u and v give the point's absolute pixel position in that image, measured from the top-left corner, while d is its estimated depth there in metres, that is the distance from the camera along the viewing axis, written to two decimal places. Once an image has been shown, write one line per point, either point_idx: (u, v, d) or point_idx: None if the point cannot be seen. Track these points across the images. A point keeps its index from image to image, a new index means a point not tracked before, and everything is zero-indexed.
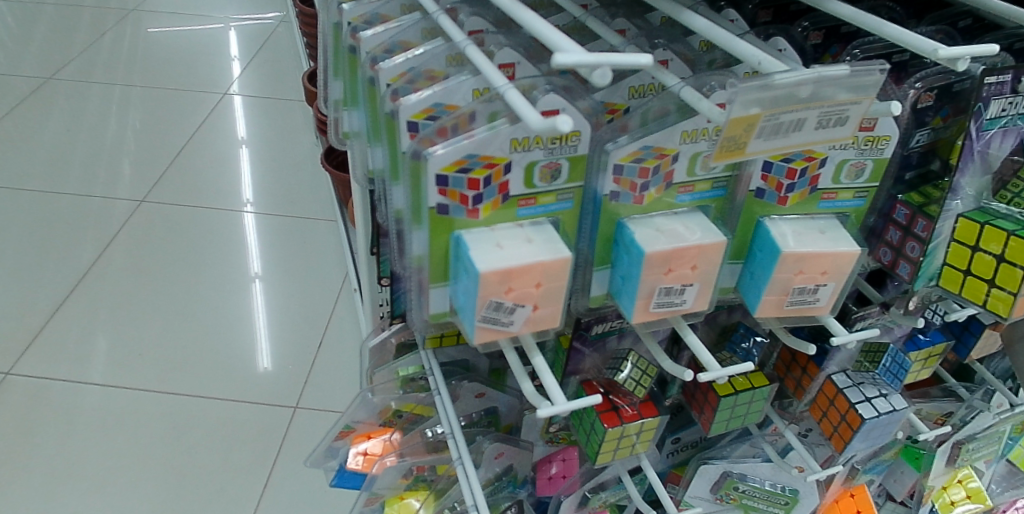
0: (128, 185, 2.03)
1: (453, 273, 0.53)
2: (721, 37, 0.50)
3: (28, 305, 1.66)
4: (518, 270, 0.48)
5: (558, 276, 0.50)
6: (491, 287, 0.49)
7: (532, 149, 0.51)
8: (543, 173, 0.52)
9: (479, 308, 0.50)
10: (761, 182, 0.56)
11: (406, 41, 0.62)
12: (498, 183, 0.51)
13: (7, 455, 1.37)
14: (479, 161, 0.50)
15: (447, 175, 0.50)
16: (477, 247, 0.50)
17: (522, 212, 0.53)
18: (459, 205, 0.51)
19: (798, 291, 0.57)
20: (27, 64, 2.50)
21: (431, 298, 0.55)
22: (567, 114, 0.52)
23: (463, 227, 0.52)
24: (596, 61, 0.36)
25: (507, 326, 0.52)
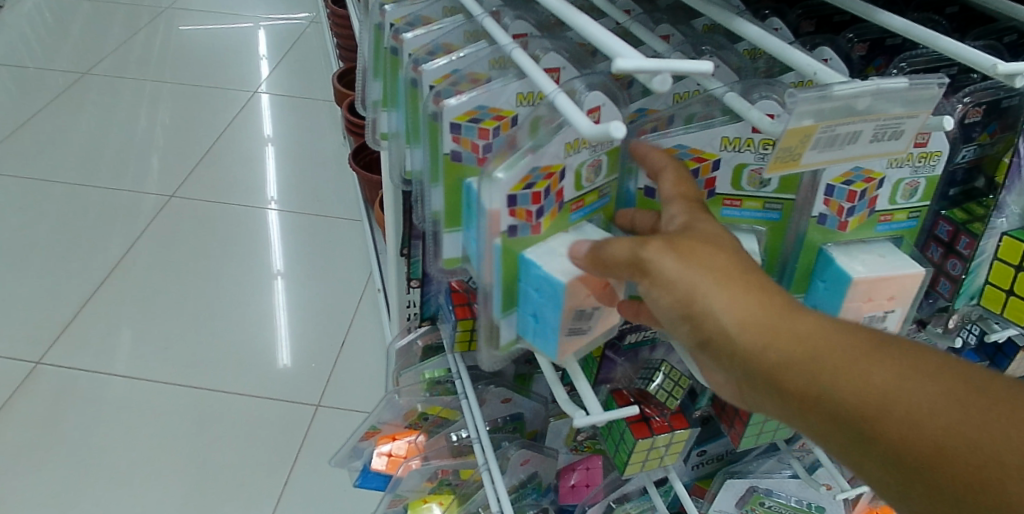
0: (158, 180, 2.06)
1: (522, 296, 0.52)
2: (775, 45, 0.50)
3: (57, 296, 1.69)
4: (596, 274, 0.48)
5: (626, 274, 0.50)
6: (574, 297, 0.48)
7: (580, 151, 0.51)
8: (589, 172, 0.52)
9: (564, 324, 0.49)
10: (823, 207, 0.55)
11: (449, 44, 0.62)
12: (555, 191, 0.50)
13: (34, 444, 1.39)
14: (540, 173, 0.49)
15: (515, 194, 0.48)
16: (550, 263, 0.49)
17: (572, 217, 0.53)
18: (525, 222, 0.50)
19: (869, 319, 0.55)
20: (63, 59, 2.54)
21: (501, 328, 0.54)
22: (610, 113, 0.52)
23: (530, 244, 0.50)
24: (657, 67, 0.36)
25: (581, 336, 0.52)
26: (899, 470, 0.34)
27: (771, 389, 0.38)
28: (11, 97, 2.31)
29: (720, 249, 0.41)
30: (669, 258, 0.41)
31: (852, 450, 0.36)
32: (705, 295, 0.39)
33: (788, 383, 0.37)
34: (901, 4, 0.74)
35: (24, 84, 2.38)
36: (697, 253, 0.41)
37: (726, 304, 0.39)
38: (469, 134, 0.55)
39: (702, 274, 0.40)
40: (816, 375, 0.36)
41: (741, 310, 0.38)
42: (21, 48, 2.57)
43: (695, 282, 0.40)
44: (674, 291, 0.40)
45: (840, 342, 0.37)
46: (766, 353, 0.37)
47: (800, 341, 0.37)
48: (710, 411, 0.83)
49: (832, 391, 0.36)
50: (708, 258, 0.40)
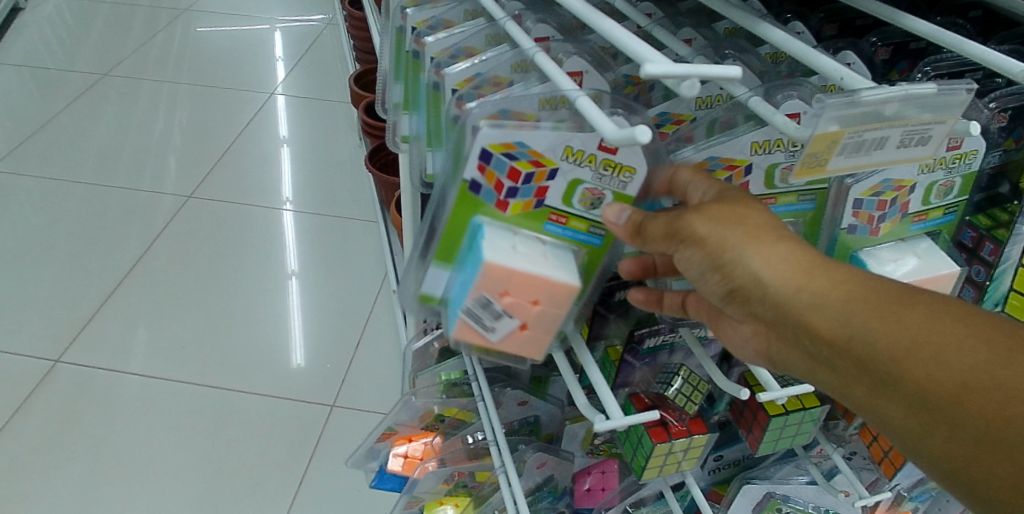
0: (175, 180, 2.08)
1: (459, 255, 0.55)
2: (802, 51, 0.50)
3: (76, 296, 1.71)
4: (519, 276, 0.50)
5: (558, 303, 0.52)
6: (490, 281, 0.50)
7: (583, 166, 0.52)
8: (585, 196, 0.53)
9: (469, 299, 0.52)
10: (852, 219, 0.55)
11: (471, 47, 0.62)
12: (537, 184, 0.52)
13: (53, 442, 1.41)
14: (528, 154, 0.51)
15: (493, 153, 0.50)
16: (493, 241, 0.51)
17: (549, 227, 0.54)
18: (492, 188, 0.52)
19: None
20: (83, 60, 2.57)
21: (432, 273, 0.58)
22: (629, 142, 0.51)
23: (490, 214, 0.53)
24: (686, 72, 0.36)
25: (487, 331, 0.54)
26: (913, 403, 0.40)
27: (802, 334, 0.44)
28: (32, 98, 2.34)
29: (758, 214, 0.47)
30: (706, 221, 0.47)
31: (872, 386, 0.42)
32: (742, 251, 0.45)
33: (816, 327, 0.43)
34: (923, 8, 0.73)
35: (45, 85, 2.41)
36: (737, 217, 0.47)
37: (760, 258, 0.45)
38: None
39: (741, 233, 0.46)
40: (845, 319, 0.42)
41: (776, 265, 0.45)
42: (42, 49, 2.60)
43: (735, 239, 0.46)
44: (709, 247, 0.47)
45: (865, 292, 0.43)
46: (798, 300, 0.44)
47: (836, 292, 0.43)
48: (729, 416, 0.83)
49: (857, 333, 0.42)
50: (748, 219, 0.47)
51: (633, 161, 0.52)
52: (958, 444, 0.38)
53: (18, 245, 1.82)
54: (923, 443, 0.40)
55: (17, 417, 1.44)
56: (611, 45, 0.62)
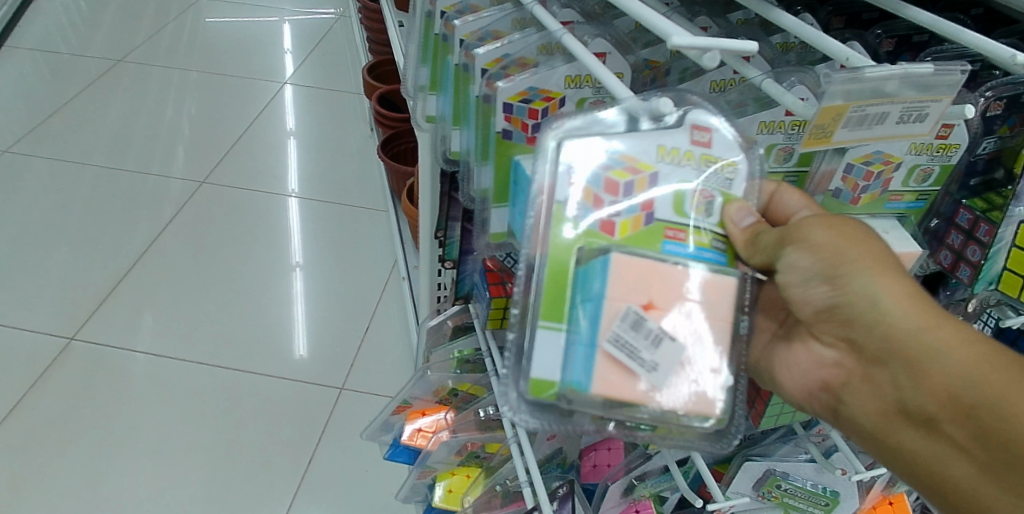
0: (186, 167, 2.11)
1: (576, 308, 0.53)
2: (812, 35, 0.54)
3: (89, 276, 1.74)
4: (661, 275, 0.53)
5: (711, 306, 0.53)
6: (632, 290, 0.52)
7: (682, 165, 0.55)
8: (698, 203, 0.55)
9: (608, 324, 0.52)
10: (840, 182, 0.59)
11: (497, 31, 0.65)
12: (642, 194, 0.54)
13: (66, 418, 1.44)
14: (621, 160, 0.54)
15: (583, 165, 0.54)
16: (635, 259, 0.52)
17: (671, 245, 0.54)
18: (591, 206, 0.54)
19: None
20: (96, 46, 2.60)
21: (540, 339, 0.53)
22: (720, 135, 0.55)
23: (604, 240, 0.54)
24: (708, 46, 0.41)
25: (643, 371, 0.52)
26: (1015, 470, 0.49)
27: (921, 378, 0.52)
28: (45, 82, 2.37)
29: (874, 244, 0.53)
30: (826, 238, 0.53)
31: (978, 444, 0.50)
32: (865, 276, 0.52)
33: (937, 377, 0.51)
34: (927, 4, 0.76)
35: (60, 69, 2.44)
36: (853, 238, 0.53)
37: (889, 295, 0.51)
38: (520, 112, 0.59)
39: (866, 259, 0.52)
40: (975, 381, 0.50)
41: (903, 301, 0.51)
42: (56, 34, 2.63)
43: (855, 259, 0.52)
44: (827, 261, 0.53)
45: (994, 358, 0.50)
46: (923, 343, 0.51)
47: (965, 350, 0.50)
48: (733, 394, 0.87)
49: (986, 397, 0.49)
50: (870, 246, 0.53)
51: (731, 151, 0.55)
52: None
53: (33, 226, 1.85)
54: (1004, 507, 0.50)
55: (33, 392, 1.48)
56: (633, 30, 0.65)
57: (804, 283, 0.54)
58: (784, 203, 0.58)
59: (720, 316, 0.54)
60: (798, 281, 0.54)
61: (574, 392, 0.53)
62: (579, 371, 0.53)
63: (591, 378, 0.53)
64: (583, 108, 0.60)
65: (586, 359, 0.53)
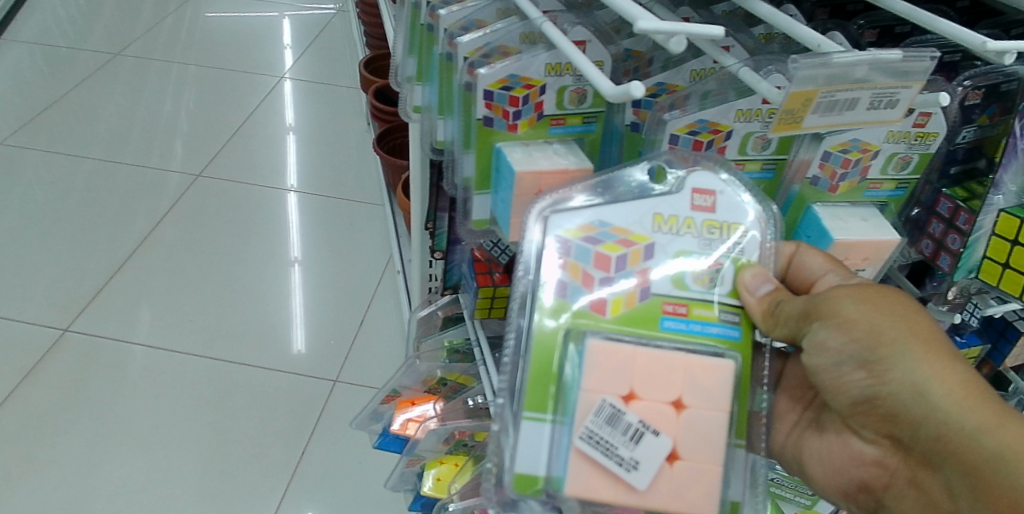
0: (183, 160, 2.12)
1: (559, 398, 0.53)
2: (783, 22, 0.54)
3: (85, 268, 1.75)
4: (644, 358, 0.52)
5: (708, 392, 0.53)
6: (609, 380, 0.52)
7: (681, 234, 0.55)
8: (699, 274, 0.54)
9: (583, 414, 0.51)
10: (817, 170, 0.60)
11: (481, 20, 0.66)
12: (636, 266, 0.53)
13: (61, 407, 1.45)
14: (613, 233, 0.54)
15: (573, 240, 0.54)
16: (619, 346, 0.52)
17: (667, 324, 0.54)
18: (580, 283, 0.53)
19: None
20: (95, 39, 2.61)
21: (524, 430, 0.53)
22: (723, 199, 0.55)
23: (593, 321, 0.53)
24: (674, 30, 0.42)
25: (627, 469, 0.51)
26: None
27: (969, 478, 0.48)
28: (44, 75, 2.38)
29: (917, 322, 0.50)
30: (859, 312, 0.51)
31: None
32: (905, 358, 0.49)
33: (991, 483, 0.47)
34: None
35: (59, 63, 2.45)
36: (889, 312, 0.50)
37: (931, 378, 0.49)
38: (501, 100, 0.60)
39: (904, 338, 0.50)
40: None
41: (957, 392, 0.48)
42: (54, 27, 2.64)
43: (891, 339, 0.50)
44: (857, 336, 0.50)
45: None
46: (970, 438, 0.48)
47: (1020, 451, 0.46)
48: None
49: None
50: (908, 322, 0.50)
51: (735, 215, 0.55)
52: None
53: (30, 218, 1.86)
54: None
55: (27, 382, 1.49)
56: (616, 20, 0.66)
57: (833, 360, 0.52)
58: (807, 261, 0.57)
59: (718, 406, 0.53)
60: (827, 359, 0.52)
61: (554, 488, 0.53)
62: (563, 466, 0.52)
63: (567, 477, 0.52)
64: (564, 95, 0.60)
65: (563, 453, 0.52)
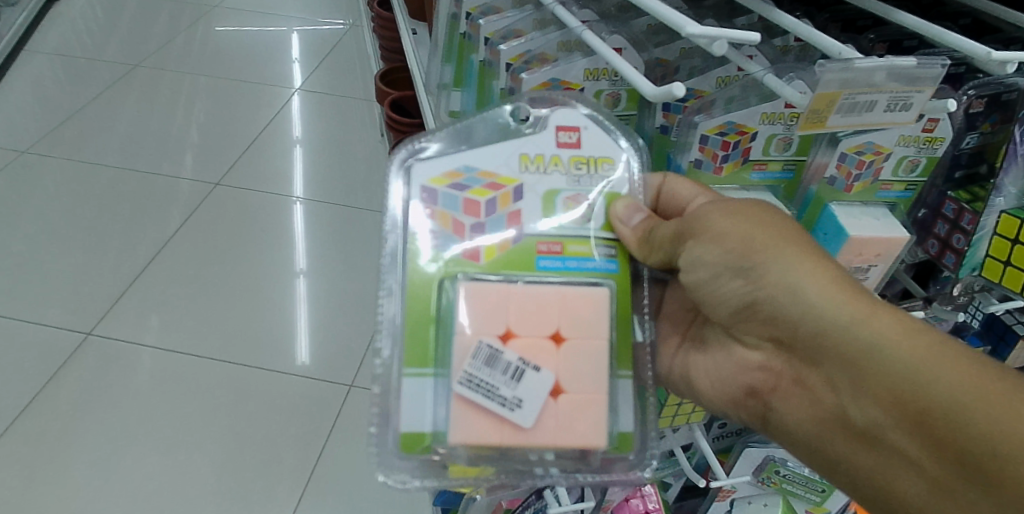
0: (200, 170, 2.15)
1: (437, 344, 0.63)
2: (808, 33, 0.61)
3: (105, 273, 1.78)
4: (515, 293, 0.63)
5: (577, 326, 0.63)
6: (487, 323, 0.62)
7: (549, 173, 0.65)
8: (569, 203, 0.65)
9: (461, 359, 0.61)
10: (834, 171, 0.65)
11: (520, 29, 0.73)
12: (508, 208, 0.64)
13: (84, 408, 1.48)
14: (481, 178, 0.65)
15: (438, 190, 0.64)
16: (489, 279, 0.63)
17: (547, 262, 0.64)
18: (451, 232, 0.64)
19: (854, 269, 0.67)
20: (112, 51, 2.66)
21: (406, 385, 0.62)
22: (587, 134, 0.66)
23: (468, 267, 0.64)
24: (718, 35, 0.49)
25: (506, 408, 0.60)
26: (950, 460, 0.53)
27: (840, 364, 0.58)
28: (64, 85, 2.42)
29: (785, 229, 0.60)
30: (738, 226, 0.60)
31: (917, 435, 0.55)
32: (779, 262, 0.59)
33: (859, 366, 0.57)
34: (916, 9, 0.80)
35: (76, 73, 2.50)
36: (757, 222, 0.60)
37: (804, 277, 0.58)
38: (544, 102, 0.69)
39: (774, 247, 0.59)
40: (896, 365, 0.55)
41: (827, 290, 0.57)
42: (73, 39, 2.69)
43: (766, 248, 0.59)
44: (735, 247, 0.60)
45: (933, 346, 0.55)
46: (845, 327, 0.57)
47: (887, 334, 0.56)
48: None
49: (920, 383, 0.54)
50: (776, 229, 0.60)
51: (607, 153, 0.66)
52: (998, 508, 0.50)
53: (51, 224, 1.89)
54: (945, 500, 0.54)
55: (51, 384, 1.52)
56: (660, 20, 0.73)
57: (716, 269, 0.61)
58: (676, 186, 0.66)
59: (591, 336, 0.63)
60: (712, 267, 0.62)
61: (441, 442, 0.61)
62: (444, 421, 0.61)
63: (451, 427, 0.61)
64: (601, 98, 0.70)
65: (444, 406, 0.61)
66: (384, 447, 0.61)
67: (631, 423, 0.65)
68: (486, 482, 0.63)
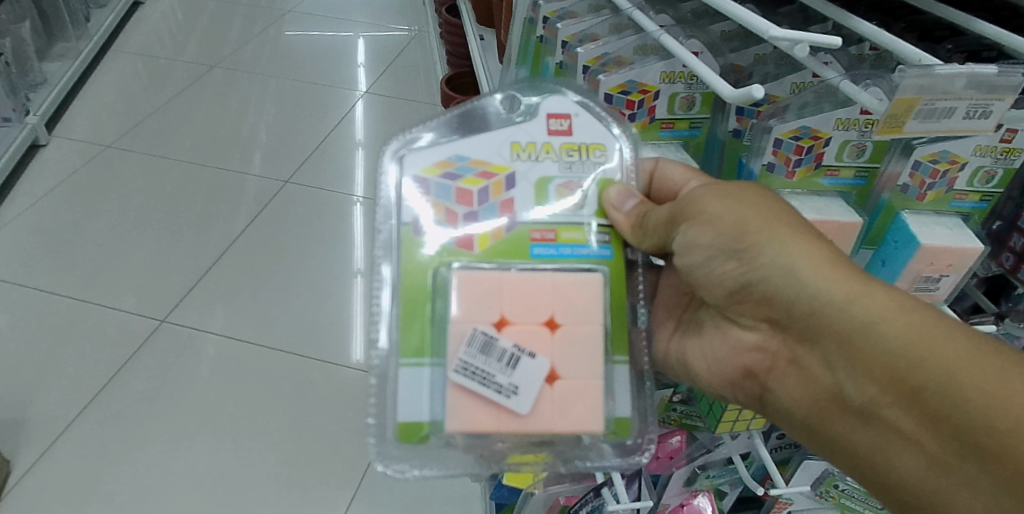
0: (269, 167, 2.24)
1: (431, 332, 0.67)
2: (888, 40, 0.62)
3: (180, 263, 1.87)
4: (505, 280, 0.67)
5: (568, 313, 0.67)
6: (479, 314, 0.66)
7: (541, 162, 0.71)
8: (562, 191, 0.70)
9: (455, 345, 0.65)
10: (907, 179, 0.66)
11: (595, 34, 0.79)
12: (501, 196, 0.70)
13: (157, 391, 1.56)
14: (475, 168, 0.70)
15: (430, 181, 0.69)
16: (480, 266, 0.68)
17: (542, 249, 0.69)
18: (443, 219, 0.69)
19: (925, 279, 0.67)
20: (191, 53, 2.79)
21: (403, 376, 0.66)
22: (578, 123, 0.71)
23: (462, 256, 0.68)
24: (799, 38, 0.52)
25: (497, 392, 0.65)
26: (943, 433, 0.54)
27: (833, 342, 0.61)
28: (146, 85, 2.55)
29: (777, 211, 0.63)
30: (732, 211, 0.64)
31: (910, 410, 0.56)
32: (771, 246, 0.62)
33: (851, 342, 0.59)
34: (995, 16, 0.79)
35: (156, 74, 2.63)
36: (749, 208, 0.64)
37: (798, 258, 0.61)
38: (619, 103, 0.73)
39: (767, 232, 0.62)
40: (887, 343, 0.57)
41: (820, 270, 0.60)
42: (155, 42, 2.84)
43: (758, 233, 0.63)
44: (731, 230, 0.64)
45: (927, 322, 0.56)
46: (836, 305, 0.59)
47: (879, 312, 0.58)
48: None
49: (914, 360, 0.56)
50: (768, 213, 0.63)
51: (598, 142, 0.71)
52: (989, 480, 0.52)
53: (131, 215, 2.00)
54: (937, 474, 0.55)
55: (127, 367, 1.60)
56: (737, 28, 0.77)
57: (713, 252, 0.65)
58: (669, 169, 0.73)
59: (584, 322, 0.68)
60: (709, 250, 0.66)
61: (438, 430, 0.66)
62: (438, 412, 0.66)
63: (448, 415, 0.65)
64: (675, 101, 0.74)
65: (440, 396, 0.66)
66: (383, 438, 0.66)
67: (627, 410, 0.69)
68: (473, 467, 0.67)
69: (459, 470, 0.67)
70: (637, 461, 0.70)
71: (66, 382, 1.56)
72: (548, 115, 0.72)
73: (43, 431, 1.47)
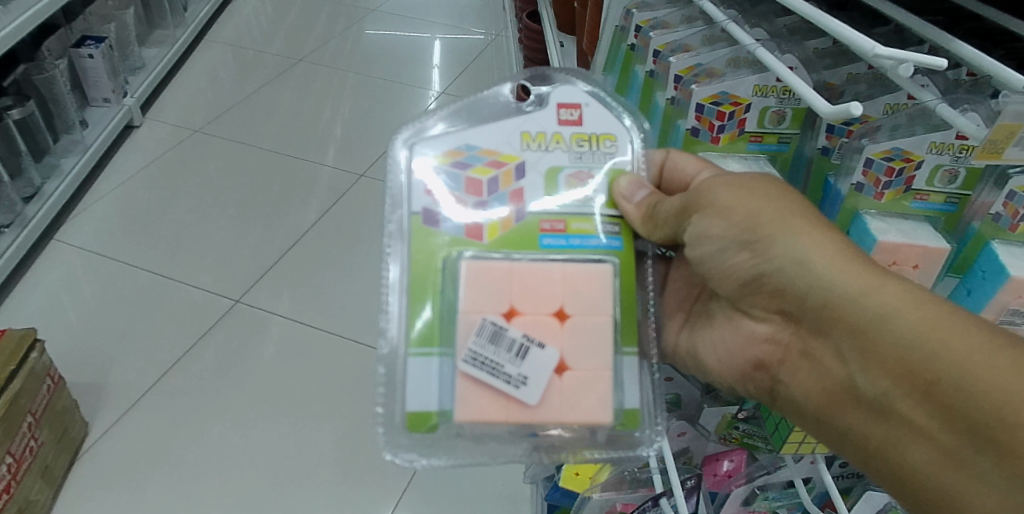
0: (345, 160, 2.31)
1: (441, 318, 0.72)
2: (989, 65, 0.61)
3: (257, 247, 1.95)
4: (514, 271, 0.72)
5: (577, 302, 0.72)
6: (486, 305, 0.71)
7: (551, 151, 0.75)
8: (573, 180, 0.75)
9: (464, 330, 0.70)
10: (999, 208, 0.64)
11: (688, 44, 0.81)
12: (511, 186, 0.74)
13: (229, 367, 1.63)
14: (486, 156, 0.75)
15: (444, 168, 0.74)
16: (484, 254, 0.73)
17: (556, 241, 0.74)
18: (451, 207, 0.73)
19: (1012, 312, 0.63)
20: (279, 46, 2.91)
21: (410, 365, 0.70)
22: (589, 112, 0.76)
23: (472, 247, 0.73)
24: (905, 58, 0.52)
25: (503, 380, 0.69)
26: (957, 427, 0.50)
27: (846, 333, 0.59)
28: (235, 75, 2.68)
29: (789, 202, 0.65)
30: (748, 202, 0.66)
31: (923, 404, 0.53)
32: (784, 237, 0.63)
33: (864, 332, 0.57)
34: None
35: (245, 65, 2.75)
36: (763, 200, 0.66)
37: (812, 249, 0.61)
38: (710, 114, 0.74)
39: (781, 224, 0.64)
40: (902, 334, 0.55)
41: (835, 260, 0.60)
42: (247, 34, 2.97)
43: (770, 226, 0.64)
44: (744, 221, 0.66)
45: (944, 313, 0.54)
46: (850, 294, 0.58)
47: (894, 302, 0.56)
48: None
49: (930, 351, 0.53)
50: (782, 203, 0.65)
51: (609, 132, 0.76)
52: (1005, 478, 0.48)
53: (214, 198, 2.10)
54: (949, 473, 0.51)
55: (203, 341, 1.68)
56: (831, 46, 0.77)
57: (727, 241, 0.67)
58: (678, 161, 0.76)
59: (593, 312, 0.72)
60: (722, 238, 0.68)
61: (446, 420, 0.70)
62: (444, 402, 0.70)
63: (457, 405, 0.70)
64: (766, 115, 0.74)
65: (448, 387, 0.70)
66: (391, 427, 0.70)
67: (636, 400, 0.73)
68: (479, 458, 0.71)
69: (466, 461, 0.71)
70: (640, 454, 0.73)
71: (144, 351, 1.65)
72: (558, 105, 0.76)
73: (121, 395, 1.56)
